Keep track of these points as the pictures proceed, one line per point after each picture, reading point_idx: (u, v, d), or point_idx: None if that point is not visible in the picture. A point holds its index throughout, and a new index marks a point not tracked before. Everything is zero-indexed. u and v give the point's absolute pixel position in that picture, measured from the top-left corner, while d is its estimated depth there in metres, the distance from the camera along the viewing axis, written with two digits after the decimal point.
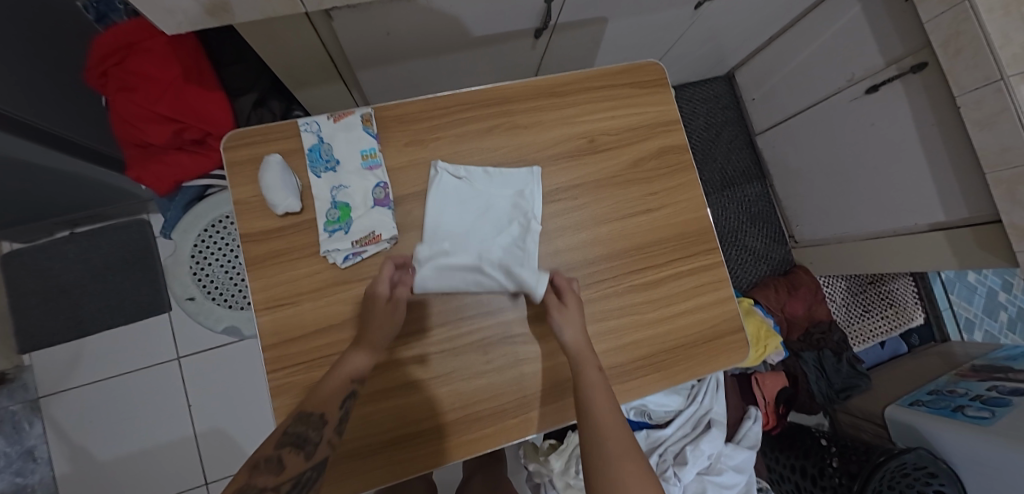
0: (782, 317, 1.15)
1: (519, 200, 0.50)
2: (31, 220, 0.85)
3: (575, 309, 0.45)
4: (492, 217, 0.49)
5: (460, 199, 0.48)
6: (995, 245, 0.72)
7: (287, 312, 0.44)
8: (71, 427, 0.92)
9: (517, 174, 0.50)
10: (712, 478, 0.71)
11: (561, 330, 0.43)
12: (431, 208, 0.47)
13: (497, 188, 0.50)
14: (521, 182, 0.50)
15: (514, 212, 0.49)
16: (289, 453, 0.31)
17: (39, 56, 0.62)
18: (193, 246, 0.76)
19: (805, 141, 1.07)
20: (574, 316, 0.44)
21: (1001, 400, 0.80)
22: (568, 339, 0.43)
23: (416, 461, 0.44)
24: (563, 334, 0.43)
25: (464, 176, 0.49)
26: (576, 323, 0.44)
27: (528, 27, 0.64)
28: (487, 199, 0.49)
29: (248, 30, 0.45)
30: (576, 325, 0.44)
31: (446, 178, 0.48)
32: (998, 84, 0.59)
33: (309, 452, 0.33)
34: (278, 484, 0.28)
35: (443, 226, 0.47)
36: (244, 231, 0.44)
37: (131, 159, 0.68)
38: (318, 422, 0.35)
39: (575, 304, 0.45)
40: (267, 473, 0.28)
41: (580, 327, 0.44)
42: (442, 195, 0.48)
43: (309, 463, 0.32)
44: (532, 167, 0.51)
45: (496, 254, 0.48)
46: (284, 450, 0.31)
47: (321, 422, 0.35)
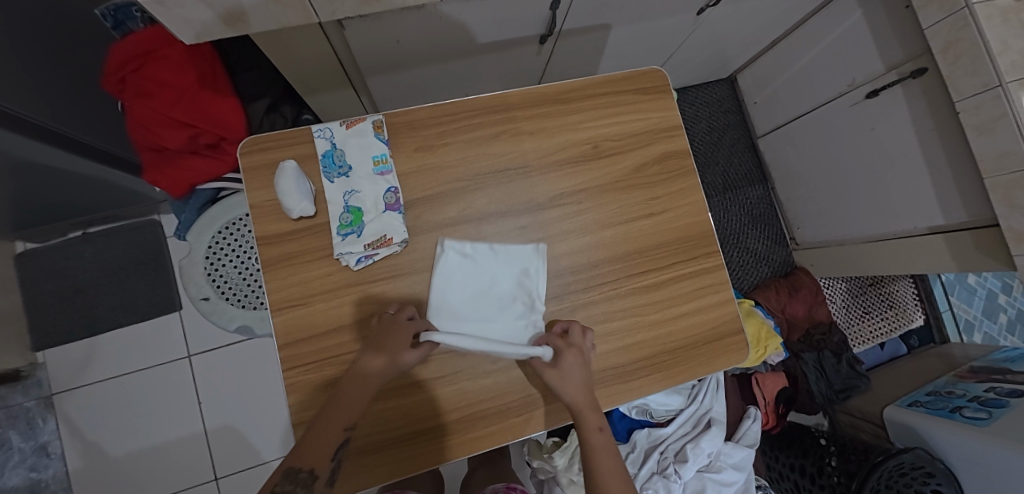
0: (783, 318, 1.16)
1: (524, 279, 0.50)
2: (46, 221, 0.87)
3: (575, 367, 0.42)
4: (495, 294, 0.50)
5: (465, 277, 0.49)
6: (993, 249, 0.73)
7: (300, 312, 0.46)
8: (83, 424, 0.94)
9: (522, 252, 0.50)
10: (711, 476, 0.72)
11: (561, 391, 0.41)
12: (437, 285, 0.48)
13: (503, 264, 0.50)
14: (526, 261, 0.50)
15: (518, 289, 0.50)
16: None
17: (57, 61, 0.63)
18: (208, 247, 0.77)
19: (806, 145, 1.08)
20: (575, 375, 0.42)
21: (998, 402, 0.82)
22: (570, 399, 0.41)
23: (422, 457, 0.46)
24: (565, 395, 0.41)
25: (469, 253, 0.49)
26: (578, 381, 0.42)
27: (534, 34, 0.65)
28: (492, 277, 0.50)
29: (264, 40, 0.47)
30: (578, 382, 0.42)
31: (451, 255, 0.48)
32: (995, 90, 0.60)
33: None
34: None
35: (449, 303, 0.48)
36: (260, 234, 0.46)
37: (147, 162, 0.70)
38: (309, 478, 0.35)
39: (574, 362, 0.43)
40: None
41: (582, 381, 0.42)
42: (448, 274, 0.48)
43: None
44: (538, 244, 0.51)
45: (503, 330, 0.49)
46: None
47: (311, 478, 0.36)
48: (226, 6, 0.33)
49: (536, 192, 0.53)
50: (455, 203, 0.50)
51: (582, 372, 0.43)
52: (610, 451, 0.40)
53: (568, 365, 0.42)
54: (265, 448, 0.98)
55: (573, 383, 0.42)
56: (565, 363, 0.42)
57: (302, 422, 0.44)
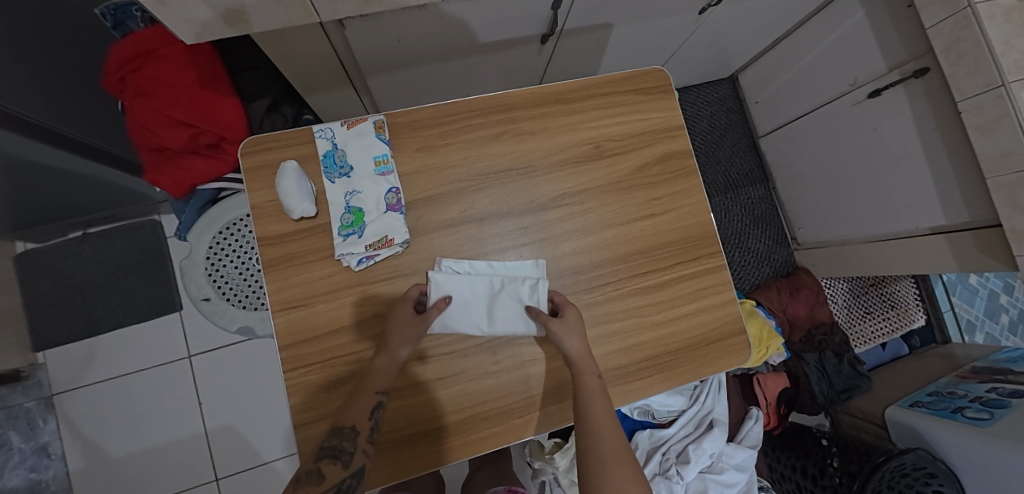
0: (784, 318, 1.16)
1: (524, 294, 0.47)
2: (45, 221, 0.86)
3: (576, 320, 0.44)
4: (494, 311, 0.47)
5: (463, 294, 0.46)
6: (995, 249, 0.72)
7: (301, 313, 0.46)
8: (84, 424, 0.94)
9: (522, 267, 0.50)
10: (713, 477, 0.72)
11: (563, 341, 0.43)
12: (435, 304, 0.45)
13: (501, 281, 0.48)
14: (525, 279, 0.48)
15: (518, 306, 0.47)
16: (327, 464, 0.35)
17: (56, 62, 0.63)
18: (209, 248, 0.77)
19: (808, 145, 1.08)
20: (575, 327, 0.44)
21: (1000, 402, 0.81)
22: (570, 349, 0.42)
23: (424, 458, 0.46)
24: (565, 346, 0.43)
25: (466, 271, 0.48)
26: (578, 335, 0.43)
27: (535, 33, 0.65)
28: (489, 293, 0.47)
29: (264, 39, 0.46)
30: (578, 336, 0.43)
31: (449, 273, 0.48)
32: (998, 90, 0.60)
33: (347, 462, 0.36)
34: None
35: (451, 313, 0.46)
36: (260, 235, 0.46)
37: (147, 162, 0.69)
38: (351, 433, 0.38)
39: (574, 316, 0.45)
40: (308, 484, 0.33)
41: (582, 336, 0.44)
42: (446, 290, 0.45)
43: (347, 471, 0.35)
44: (537, 259, 0.51)
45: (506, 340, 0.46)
46: (321, 462, 0.35)
47: (354, 433, 0.38)
48: (226, 5, 0.32)
49: (537, 192, 0.53)
50: (457, 203, 0.50)
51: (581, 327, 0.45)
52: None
53: (569, 318, 0.44)
54: (266, 449, 0.98)
55: (574, 335, 0.43)
56: (568, 315, 0.45)
57: (303, 423, 0.44)
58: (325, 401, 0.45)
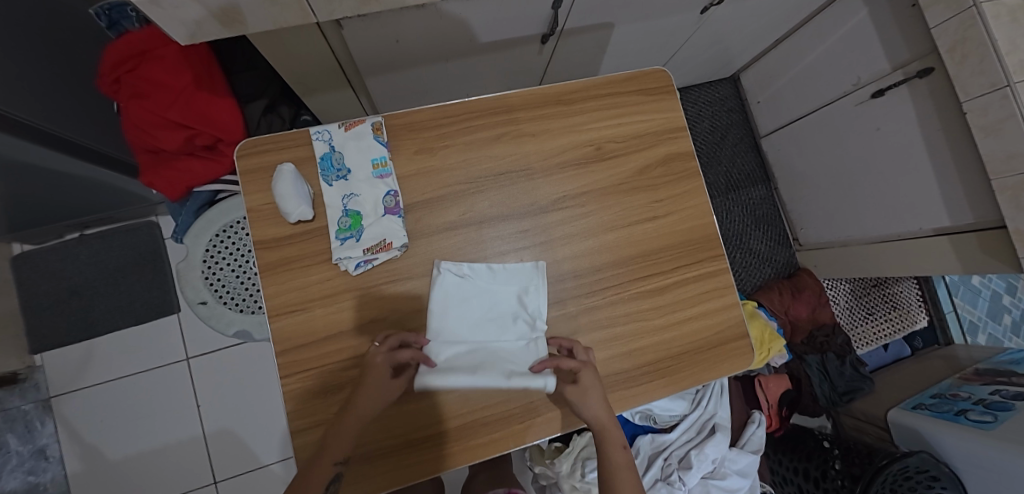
0: (786, 319, 1.15)
1: (523, 301, 0.48)
2: (42, 223, 0.86)
3: (594, 384, 0.43)
4: (495, 316, 0.48)
5: (463, 299, 0.47)
6: (1000, 251, 0.72)
7: (298, 318, 0.45)
8: (82, 427, 0.93)
9: (522, 270, 0.49)
10: (716, 483, 0.71)
11: (584, 409, 0.42)
12: (436, 308, 0.46)
13: (501, 285, 0.49)
14: (524, 282, 0.49)
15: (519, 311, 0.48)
16: None
17: (51, 62, 0.62)
18: (205, 251, 0.76)
19: (810, 145, 1.07)
20: (595, 392, 0.43)
21: (1003, 405, 0.81)
22: (592, 416, 0.43)
23: (422, 465, 0.45)
24: (587, 414, 0.43)
25: (467, 274, 0.48)
26: (597, 397, 0.43)
27: (535, 33, 0.64)
28: (490, 297, 0.49)
29: (260, 39, 0.46)
30: (596, 400, 0.43)
31: (449, 277, 0.47)
32: (1003, 90, 0.59)
33: None
34: None
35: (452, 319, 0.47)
36: (257, 239, 0.45)
37: (143, 164, 0.69)
38: None
39: (592, 378, 0.44)
40: None
41: (600, 393, 0.43)
42: (447, 295, 0.46)
43: None
44: (538, 261, 0.50)
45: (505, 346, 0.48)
46: None
47: None
48: (220, 5, 0.32)
49: (537, 195, 0.52)
50: (456, 206, 0.50)
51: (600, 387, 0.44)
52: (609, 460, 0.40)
53: (586, 382, 0.43)
54: (264, 453, 0.97)
55: (593, 400, 0.43)
56: (584, 380, 0.43)
57: (299, 430, 0.44)
58: (322, 408, 0.44)
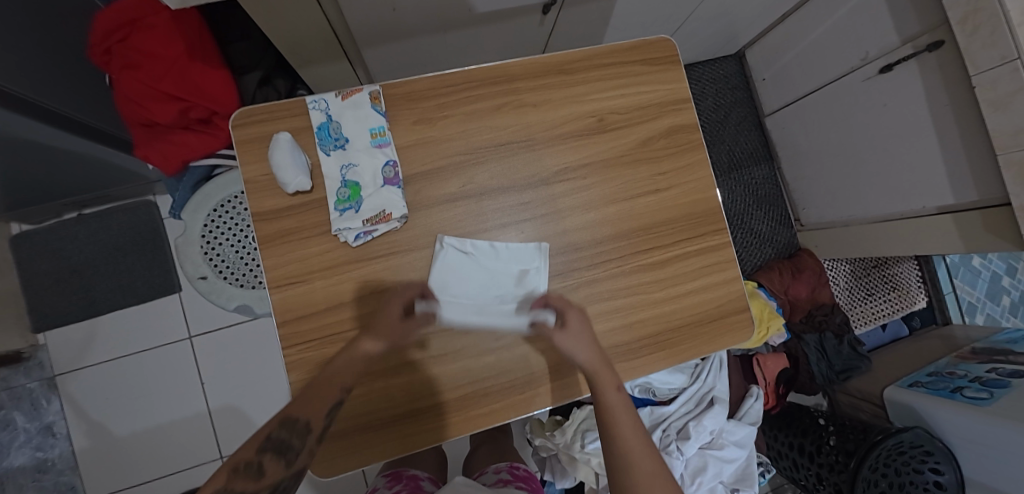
0: (785, 300, 1.15)
1: (523, 278, 0.48)
2: (39, 201, 0.85)
3: (582, 328, 0.42)
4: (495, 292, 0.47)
5: (464, 275, 0.47)
6: (1004, 228, 0.71)
7: (299, 289, 0.45)
8: (87, 404, 0.94)
9: (525, 249, 0.49)
10: (713, 453, 0.73)
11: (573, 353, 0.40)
12: (437, 281, 0.46)
13: (503, 264, 0.48)
14: (524, 260, 0.48)
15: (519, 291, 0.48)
16: (269, 459, 0.28)
17: (43, 33, 0.61)
18: (203, 226, 0.74)
19: (815, 124, 1.05)
20: (581, 333, 0.41)
21: (999, 382, 0.82)
22: (583, 361, 0.40)
23: (430, 432, 0.46)
24: (576, 357, 0.40)
25: (470, 251, 0.47)
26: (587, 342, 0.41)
27: (537, 2, 0.62)
28: (491, 275, 0.48)
29: (254, 5, 0.44)
30: (586, 344, 0.41)
31: (452, 252, 0.47)
32: (1014, 63, 0.58)
33: (291, 461, 0.30)
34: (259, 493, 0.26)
35: (452, 293, 0.46)
36: (254, 210, 0.45)
37: (137, 138, 0.67)
38: (303, 430, 0.32)
39: (578, 323, 0.42)
40: (247, 477, 0.26)
41: (592, 343, 0.41)
42: (446, 270, 0.46)
43: (288, 472, 0.29)
44: (540, 243, 0.50)
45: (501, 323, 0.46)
46: (263, 457, 0.28)
47: (307, 430, 0.33)
48: None
49: (538, 167, 0.51)
50: (457, 177, 0.49)
51: (589, 333, 0.42)
52: (620, 409, 0.38)
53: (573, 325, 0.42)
54: None
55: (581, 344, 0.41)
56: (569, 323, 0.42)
57: None
58: None
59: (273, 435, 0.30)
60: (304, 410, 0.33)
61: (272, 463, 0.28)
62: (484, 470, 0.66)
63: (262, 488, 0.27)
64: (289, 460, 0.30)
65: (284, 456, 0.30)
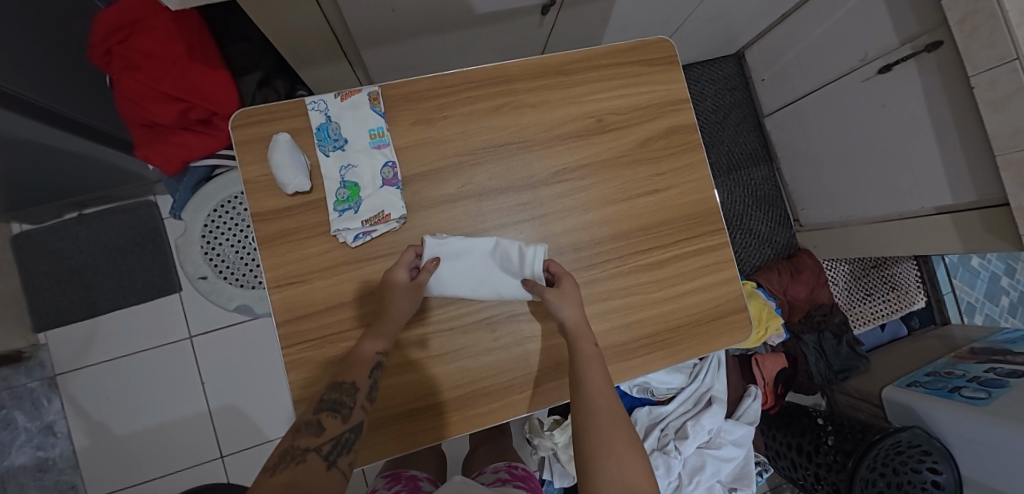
0: (784, 300, 1.15)
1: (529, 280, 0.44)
2: (40, 201, 0.85)
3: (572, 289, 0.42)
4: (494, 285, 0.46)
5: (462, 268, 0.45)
6: (1003, 228, 0.71)
7: (299, 289, 0.45)
8: (88, 404, 0.95)
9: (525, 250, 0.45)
10: (711, 452, 0.73)
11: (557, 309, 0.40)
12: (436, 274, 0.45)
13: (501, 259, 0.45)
14: (535, 266, 0.44)
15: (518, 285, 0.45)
16: (327, 416, 0.33)
17: (43, 34, 0.61)
18: (203, 226, 0.74)
19: (814, 124, 1.05)
20: (571, 294, 0.42)
21: (997, 382, 0.82)
22: (566, 317, 0.40)
23: (429, 431, 0.46)
24: (560, 313, 0.40)
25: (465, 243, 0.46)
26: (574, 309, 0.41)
27: (535, 3, 0.62)
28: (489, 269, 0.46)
29: (252, 6, 0.45)
30: (572, 306, 0.41)
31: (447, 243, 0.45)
32: (1013, 64, 0.58)
33: (346, 416, 0.34)
34: (321, 445, 0.30)
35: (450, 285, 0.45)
36: (254, 210, 0.45)
37: (137, 138, 0.67)
38: (350, 389, 0.37)
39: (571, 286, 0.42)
40: (309, 434, 0.31)
41: (579, 305, 0.42)
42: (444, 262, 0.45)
43: (346, 425, 0.33)
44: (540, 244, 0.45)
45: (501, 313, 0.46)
46: (321, 414, 0.33)
47: (353, 389, 0.37)
48: None
49: (536, 168, 0.52)
50: (455, 178, 0.49)
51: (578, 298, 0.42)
52: (592, 362, 0.38)
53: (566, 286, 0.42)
54: (269, 428, 0.99)
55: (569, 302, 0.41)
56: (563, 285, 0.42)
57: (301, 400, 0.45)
58: (323, 377, 0.45)
59: (325, 398, 0.35)
60: (347, 374, 0.38)
61: (330, 417, 0.33)
62: (483, 469, 0.67)
63: (326, 440, 0.31)
64: (344, 414, 0.34)
65: (339, 412, 0.34)
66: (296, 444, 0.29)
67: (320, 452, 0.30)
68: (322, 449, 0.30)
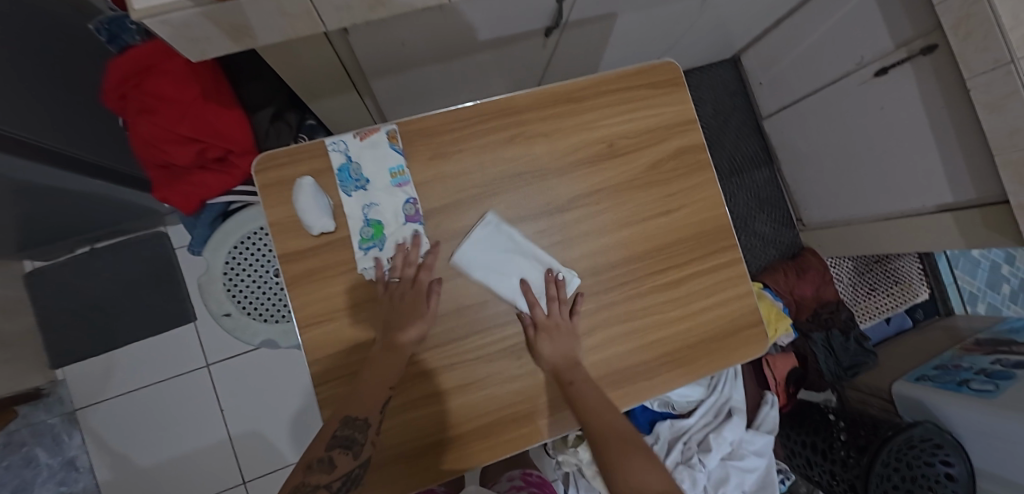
0: (791, 300, 1.17)
1: (561, 292, 0.50)
2: (52, 240, 0.85)
3: (561, 326, 0.49)
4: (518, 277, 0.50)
5: (495, 246, 0.49)
6: (1003, 225, 0.73)
7: (328, 327, 0.46)
8: (109, 436, 0.95)
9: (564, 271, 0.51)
10: (735, 464, 0.74)
11: (541, 352, 0.48)
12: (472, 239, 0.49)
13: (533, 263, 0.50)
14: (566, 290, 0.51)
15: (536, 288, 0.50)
16: (338, 453, 0.38)
17: (56, 82, 0.62)
18: (225, 264, 0.74)
19: (813, 126, 1.07)
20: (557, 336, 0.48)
21: (1004, 374, 0.84)
22: (548, 355, 0.47)
23: (468, 460, 0.48)
24: (542, 353, 0.48)
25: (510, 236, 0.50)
26: (555, 347, 0.48)
27: (539, 27, 0.63)
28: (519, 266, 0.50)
29: (270, 53, 0.45)
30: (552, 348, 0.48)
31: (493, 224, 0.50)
32: (1007, 67, 0.59)
33: (357, 452, 0.39)
34: (330, 482, 0.36)
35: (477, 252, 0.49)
36: (281, 252, 0.46)
37: (157, 180, 0.67)
38: (362, 425, 0.40)
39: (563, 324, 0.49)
40: (320, 472, 0.36)
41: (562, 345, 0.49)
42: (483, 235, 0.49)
43: (355, 462, 0.39)
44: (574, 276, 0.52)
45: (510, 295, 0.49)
46: (333, 451, 0.38)
47: (365, 425, 0.40)
48: (232, 22, 0.30)
49: (551, 196, 0.53)
50: (474, 210, 0.50)
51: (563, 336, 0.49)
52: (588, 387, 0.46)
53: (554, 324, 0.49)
54: (291, 453, 1.00)
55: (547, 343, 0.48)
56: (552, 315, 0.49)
57: None
58: None
59: (338, 434, 0.38)
60: (362, 408, 0.40)
61: (341, 456, 0.38)
62: (499, 480, 0.68)
63: (334, 478, 0.37)
64: (354, 453, 0.39)
65: (350, 450, 0.38)
66: (306, 482, 0.35)
67: (329, 489, 0.36)
68: (332, 485, 0.36)
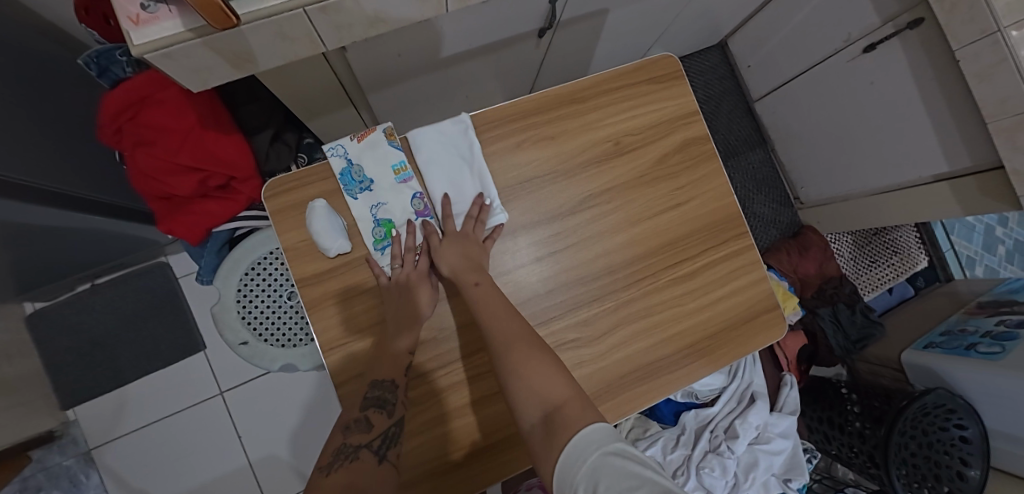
0: (795, 278, 1.19)
1: (483, 217, 0.48)
2: (51, 280, 0.84)
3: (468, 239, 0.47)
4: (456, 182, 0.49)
5: (448, 146, 0.49)
6: (1000, 190, 0.74)
7: (353, 348, 0.46)
8: (127, 472, 0.94)
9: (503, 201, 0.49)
10: (762, 447, 0.75)
11: (439, 261, 0.45)
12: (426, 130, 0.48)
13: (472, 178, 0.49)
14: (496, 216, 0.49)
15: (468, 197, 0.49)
16: (373, 413, 0.39)
17: (46, 120, 0.60)
18: (237, 291, 0.73)
19: (805, 105, 1.08)
20: (456, 252, 0.46)
21: (1010, 334, 0.85)
22: (446, 267, 0.45)
23: (507, 463, 0.49)
24: (441, 264, 0.45)
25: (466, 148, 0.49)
26: (457, 258, 0.46)
27: (533, 29, 0.63)
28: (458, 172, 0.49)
29: (269, 77, 0.45)
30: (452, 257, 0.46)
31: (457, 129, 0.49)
32: (994, 36, 0.60)
33: (391, 411, 0.40)
34: (369, 441, 0.37)
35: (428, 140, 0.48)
36: (299, 277, 0.46)
37: (158, 212, 0.66)
38: (391, 386, 0.41)
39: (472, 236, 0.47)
40: (358, 432, 0.38)
41: (462, 254, 0.46)
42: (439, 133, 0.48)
43: (391, 420, 0.40)
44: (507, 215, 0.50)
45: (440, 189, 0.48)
46: (369, 411, 0.39)
47: (394, 386, 0.41)
48: (235, 50, 0.30)
49: (563, 197, 0.53)
50: None
51: (465, 248, 0.47)
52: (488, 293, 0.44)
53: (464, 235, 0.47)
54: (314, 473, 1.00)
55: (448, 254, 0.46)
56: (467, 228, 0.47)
57: None
58: None
59: (370, 395, 0.40)
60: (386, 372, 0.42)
61: (375, 414, 0.39)
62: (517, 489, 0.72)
63: (374, 436, 0.38)
64: (388, 411, 0.40)
65: (383, 409, 0.40)
66: (349, 442, 0.37)
67: (370, 449, 0.37)
68: (372, 444, 0.37)
